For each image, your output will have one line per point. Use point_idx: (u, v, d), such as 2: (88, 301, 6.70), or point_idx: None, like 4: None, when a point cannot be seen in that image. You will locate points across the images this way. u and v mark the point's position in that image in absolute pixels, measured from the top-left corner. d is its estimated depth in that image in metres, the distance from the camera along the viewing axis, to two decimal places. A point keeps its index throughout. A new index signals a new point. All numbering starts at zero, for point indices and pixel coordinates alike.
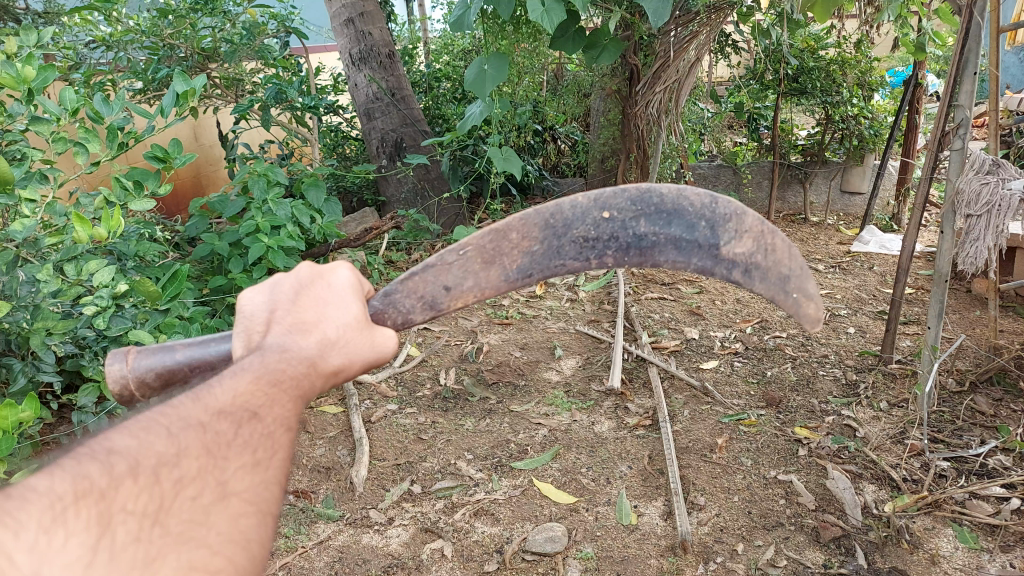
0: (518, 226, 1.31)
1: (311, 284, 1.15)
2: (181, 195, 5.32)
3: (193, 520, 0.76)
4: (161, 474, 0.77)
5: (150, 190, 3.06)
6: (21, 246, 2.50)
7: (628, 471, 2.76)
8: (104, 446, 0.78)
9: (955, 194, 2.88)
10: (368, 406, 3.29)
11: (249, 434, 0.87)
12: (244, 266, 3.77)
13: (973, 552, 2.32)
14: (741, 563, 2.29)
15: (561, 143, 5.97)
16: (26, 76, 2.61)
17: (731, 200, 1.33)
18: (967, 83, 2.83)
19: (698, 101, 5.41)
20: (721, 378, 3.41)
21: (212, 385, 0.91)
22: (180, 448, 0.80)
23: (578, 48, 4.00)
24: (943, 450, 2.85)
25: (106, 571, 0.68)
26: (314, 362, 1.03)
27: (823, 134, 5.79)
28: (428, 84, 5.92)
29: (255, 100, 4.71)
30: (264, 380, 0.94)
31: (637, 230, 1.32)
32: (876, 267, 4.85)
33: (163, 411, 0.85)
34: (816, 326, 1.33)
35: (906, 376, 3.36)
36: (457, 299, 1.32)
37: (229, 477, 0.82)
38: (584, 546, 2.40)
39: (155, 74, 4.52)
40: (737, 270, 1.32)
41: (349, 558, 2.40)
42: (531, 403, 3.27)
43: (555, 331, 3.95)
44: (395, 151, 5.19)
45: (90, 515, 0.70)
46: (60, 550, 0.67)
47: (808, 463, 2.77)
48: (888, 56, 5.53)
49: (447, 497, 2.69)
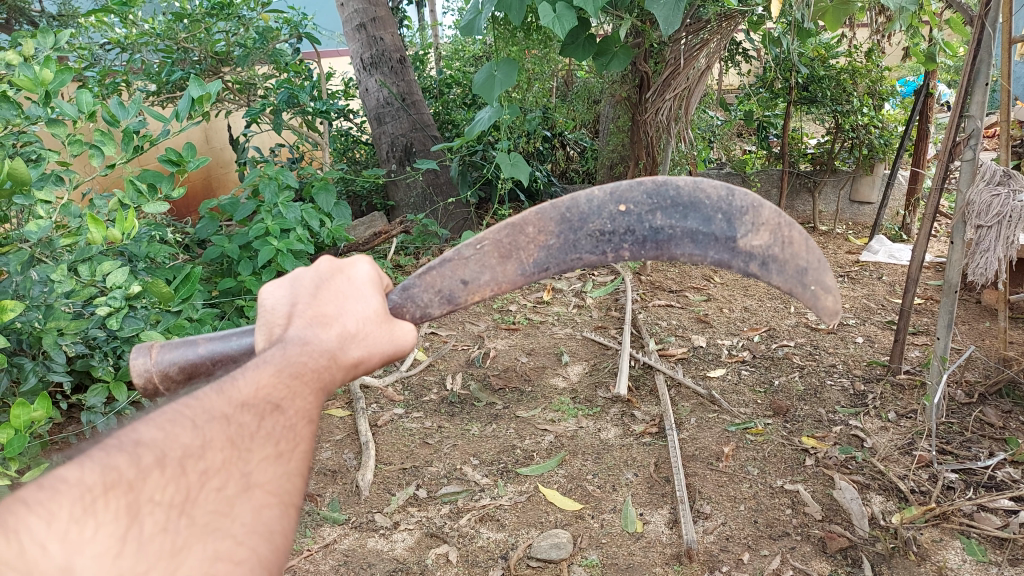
0: (534, 221, 1.32)
1: (330, 278, 1.16)
2: (192, 196, 5.37)
3: (218, 511, 0.78)
4: (186, 466, 0.78)
5: (164, 193, 3.08)
6: (36, 246, 2.53)
7: (633, 478, 2.76)
8: (131, 438, 0.79)
9: (965, 205, 2.86)
10: (375, 409, 3.30)
11: (272, 426, 0.88)
12: (253, 269, 3.80)
13: (981, 565, 2.31)
14: (746, 572, 2.29)
15: (570, 149, 5.99)
16: (43, 79, 2.64)
17: (747, 192, 1.33)
18: (978, 93, 2.81)
19: (708, 109, 5.43)
20: (728, 386, 3.41)
21: (235, 378, 0.92)
22: (204, 440, 0.81)
23: (589, 55, 4.01)
24: (951, 461, 2.83)
25: (135, 561, 0.70)
26: (334, 354, 1.04)
27: (833, 144, 5.79)
28: (439, 90, 5.96)
29: (267, 103, 4.75)
30: (285, 373, 0.95)
31: (654, 223, 1.32)
32: (885, 277, 4.84)
33: (186, 404, 0.86)
34: (834, 318, 1.32)
35: (914, 387, 3.35)
36: (475, 293, 1.33)
37: (252, 469, 0.83)
38: (589, 553, 2.40)
39: (168, 76, 4.57)
40: (754, 263, 1.33)
41: (355, 562, 2.41)
42: (537, 409, 3.27)
43: (562, 338, 3.96)
44: (405, 155, 5.21)
45: (119, 506, 0.72)
46: (90, 540, 0.69)
47: (815, 473, 2.76)
48: (900, 66, 5.52)
49: (453, 502, 2.69)
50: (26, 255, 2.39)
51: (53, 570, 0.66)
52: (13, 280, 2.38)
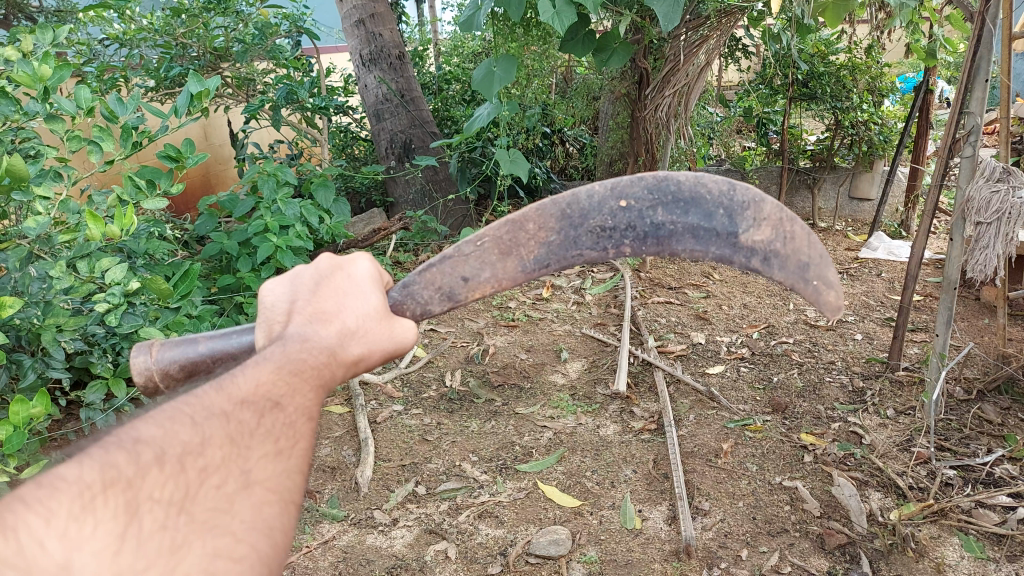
0: (534, 217, 1.32)
1: (330, 275, 1.16)
2: (190, 192, 5.36)
3: (217, 509, 0.77)
4: (186, 463, 0.78)
5: (163, 189, 3.08)
6: (35, 242, 2.52)
7: (632, 475, 2.76)
8: (130, 435, 0.79)
9: (965, 201, 2.86)
10: (374, 406, 3.30)
11: (272, 424, 0.88)
12: (252, 265, 3.79)
13: (979, 562, 2.32)
14: (744, 569, 2.30)
15: (570, 146, 5.98)
16: (42, 75, 2.63)
17: (748, 187, 1.33)
18: (978, 90, 2.80)
19: (707, 106, 5.42)
20: (727, 383, 3.41)
21: (234, 375, 0.92)
22: (203, 437, 0.81)
23: (589, 51, 4.00)
24: (950, 458, 2.84)
25: (134, 558, 0.70)
26: (334, 352, 1.04)
27: (832, 140, 5.79)
28: (438, 86, 5.95)
29: (266, 99, 4.74)
30: (285, 370, 0.95)
31: (654, 219, 1.32)
32: (884, 274, 4.84)
33: (186, 401, 0.86)
34: (837, 314, 1.30)
35: (913, 384, 3.35)
36: (475, 290, 1.33)
37: (252, 467, 0.83)
38: (588, 549, 2.40)
39: (167, 72, 4.56)
40: (756, 258, 1.32)
41: (354, 558, 2.41)
42: (536, 406, 3.27)
43: (561, 334, 3.96)
44: (404, 152, 5.20)
45: (118, 504, 0.72)
46: (89, 537, 0.69)
47: (814, 470, 2.77)
48: (900, 62, 5.52)
49: (452, 498, 2.70)
50: (25, 251, 2.38)
51: (52, 568, 0.66)
52: (11, 276, 2.38)
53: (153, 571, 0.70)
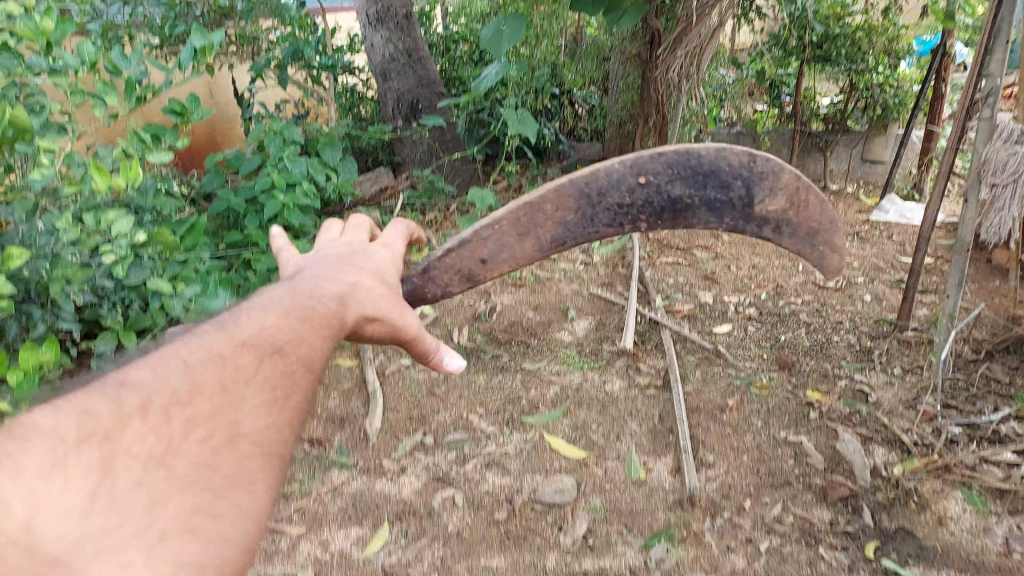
0: (553, 198, 1.46)
1: (347, 253, 1.43)
2: (197, 150, 5.35)
3: (200, 461, 0.90)
4: (173, 412, 0.92)
5: (169, 145, 3.07)
6: (42, 196, 2.54)
7: (638, 429, 2.79)
8: (122, 379, 0.95)
9: (981, 164, 2.80)
10: (382, 361, 3.33)
11: (269, 370, 1.06)
12: (260, 222, 3.80)
13: (981, 515, 2.34)
14: (747, 518, 2.33)
15: (579, 106, 5.92)
16: (44, 28, 2.61)
17: (769, 159, 1.44)
18: (998, 51, 2.69)
19: (720, 66, 5.35)
20: (734, 342, 3.41)
21: (244, 317, 1.14)
22: (194, 386, 0.97)
23: (599, 10, 3.89)
24: (956, 415, 2.85)
25: (105, 519, 0.78)
26: (341, 306, 1.28)
27: (846, 103, 5.72)
28: (446, 45, 5.87)
29: (272, 57, 4.69)
30: (295, 315, 1.19)
31: (673, 194, 1.45)
32: (895, 237, 4.81)
33: (192, 342, 1.05)
34: (839, 274, 1.50)
35: (921, 344, 3.35)
36: (494, 269, 1.49)
37: (242, 420, 0.97)
38: (593, 499, 2.44)
39: (173, 28, 4.52)
40: (768, 228, 1.47)
41: (363, 505, 2.46)
42: (543, 362, 3.29)
43: (569, 293, 3.96)
44: (411, 112, 5.18)
45: (93, 459, 0.82)
46: (60, 494, 0.78)
47: (819, 426, 2.79)
48: (917, 23, 5.42)
49: (459, 449, 2.73)
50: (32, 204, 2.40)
51: (13, 528, 0.74)
52: (19, 228, 2.40)
53: (124, 530, 0.79)
